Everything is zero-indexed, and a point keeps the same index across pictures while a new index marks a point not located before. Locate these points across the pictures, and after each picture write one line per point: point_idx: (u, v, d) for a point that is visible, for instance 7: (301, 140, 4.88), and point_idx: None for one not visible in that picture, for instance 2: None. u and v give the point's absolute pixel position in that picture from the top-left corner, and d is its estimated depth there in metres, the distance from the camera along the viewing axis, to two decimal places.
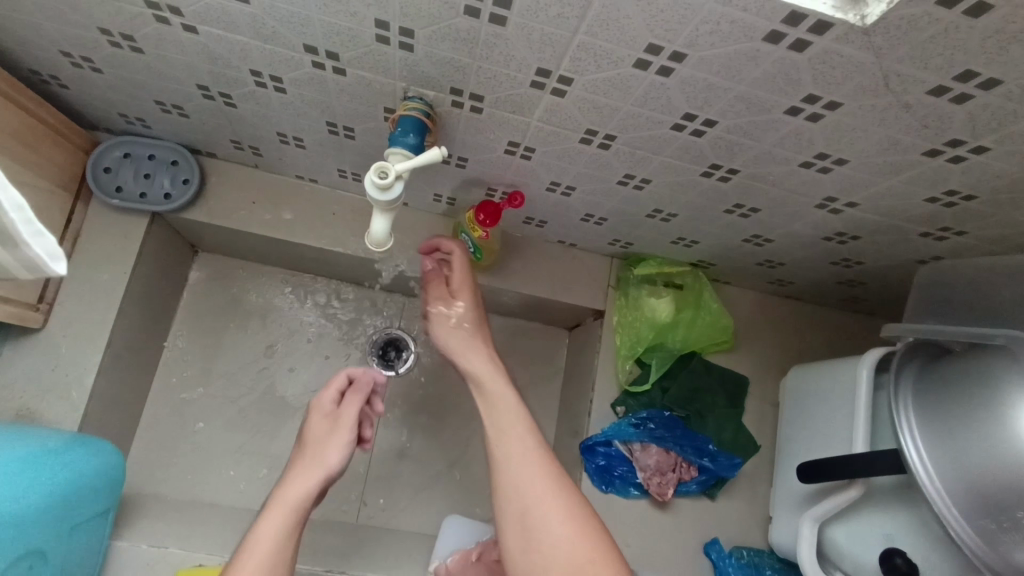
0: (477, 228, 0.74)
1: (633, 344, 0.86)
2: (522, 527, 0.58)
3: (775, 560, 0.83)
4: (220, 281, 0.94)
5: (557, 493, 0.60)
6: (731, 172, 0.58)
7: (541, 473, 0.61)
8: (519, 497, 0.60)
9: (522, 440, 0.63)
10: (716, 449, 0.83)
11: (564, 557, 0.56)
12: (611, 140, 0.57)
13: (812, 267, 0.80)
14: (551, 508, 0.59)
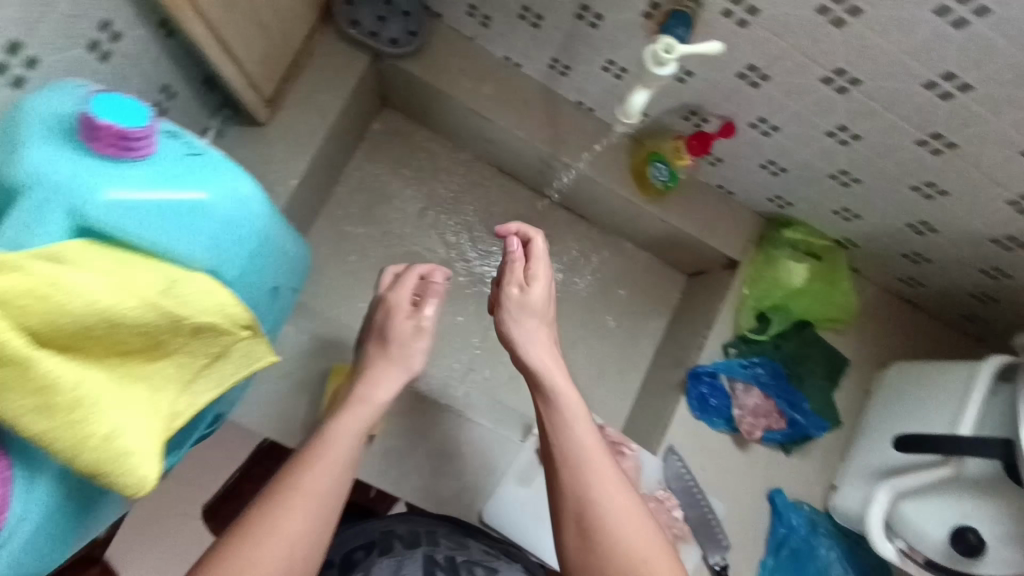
0: (685, 155, 0.82)
1: (760, 297, 0.92)
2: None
3: (830, 523, 0.91)
4: (397, 138, 1.02)
5: (617, 482, 0.56)
6: (949, 145, 0.63)
7: (604, 461, 0.56)
8: (573, 493, 0.55)
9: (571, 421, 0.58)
10: (809, 409, 0.90)
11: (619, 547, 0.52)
12: (853, 85, 0.62)
13: (955, 271, 0.84)
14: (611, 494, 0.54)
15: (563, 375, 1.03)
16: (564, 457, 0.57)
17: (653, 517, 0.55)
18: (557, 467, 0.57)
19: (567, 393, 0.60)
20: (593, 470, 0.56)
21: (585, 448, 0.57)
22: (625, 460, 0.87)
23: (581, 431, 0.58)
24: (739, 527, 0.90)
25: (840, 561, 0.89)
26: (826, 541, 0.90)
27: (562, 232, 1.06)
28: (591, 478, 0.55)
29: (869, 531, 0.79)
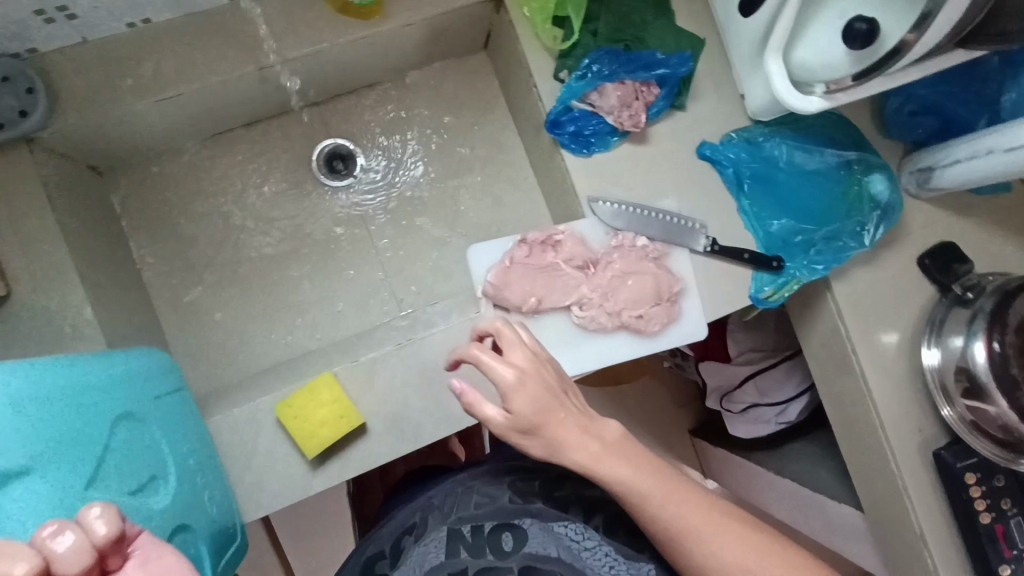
0: None
1: (544, 5, 0.82)
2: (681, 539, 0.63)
3: (761, 132, 0.88)
4: (145, 192, 0.90)
5: (688, 501, 0.65)
6: None
7: (663, 503, 0.64)
8: (628, 497, 0.64)
9: (625, 477, 0.64)
10: (663, 57, 0.84)
11: (724, 557, 0.63)
12: None
13: None
14: (702, 526, 0.64)
15: (470, 227, 0.96)
16: (637, 478, 0.64)
17: (681, 516, 0.64)
18: (659, 512, 0.64)
19: (563, 428, 0.64)
20: (712, 546, 0.63)
21: (709, 516, 0.64)
22: (565, 245, 0.82)
23: (620, 467, 0.65)
24: (698, 200, 0.88)
25: (791, 146, 0.89)
26: (771, 142, 0.88)
27: (355, 123, 0.96)
28: (749, 563, 0.63)
29: (787, 103, 0.77)
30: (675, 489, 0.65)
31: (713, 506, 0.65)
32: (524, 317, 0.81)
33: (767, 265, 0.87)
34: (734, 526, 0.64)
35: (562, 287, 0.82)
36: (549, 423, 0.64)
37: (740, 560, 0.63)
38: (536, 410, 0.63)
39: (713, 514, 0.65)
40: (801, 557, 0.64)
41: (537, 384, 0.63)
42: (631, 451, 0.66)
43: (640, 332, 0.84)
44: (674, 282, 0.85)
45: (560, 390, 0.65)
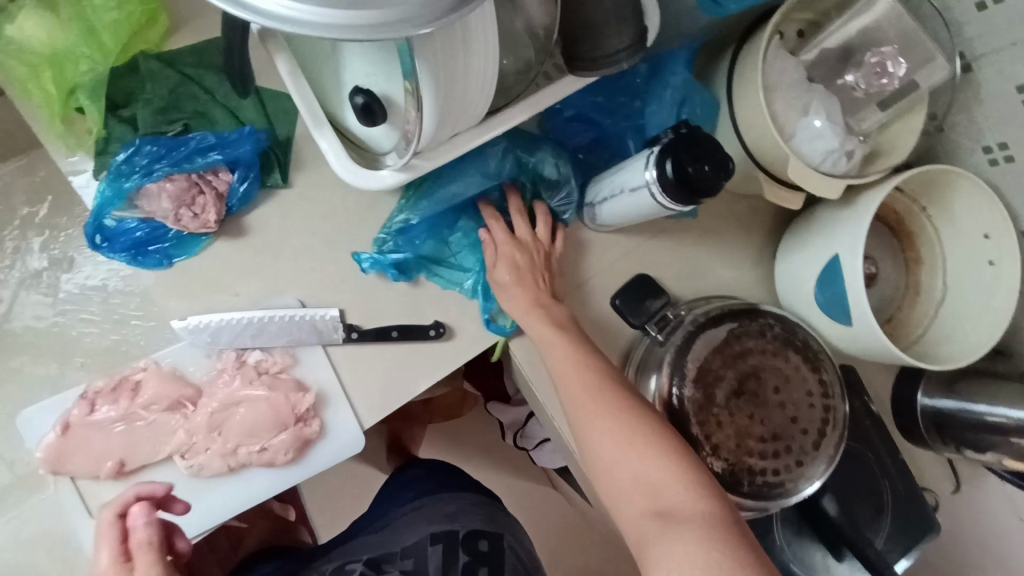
0: None
1: (49, 96, 0.65)
2: (616, 408, 0.61)
3: (406, 217, 0.74)
4: None
5: (613, 426, 0.60)
6: None
7: (587, 395, 0.63)
8: (593, 398, 0.63)
9: (563, 359, 0.66)
10: (225, 134, 0.68)
11: (615, 470, 0.59)
12: None
13: None
14: (604, 404, 0.62)
15: (88, 355, 0.77)
16: (549, 342, 0.68)
17: (619, 424, 0.60)
18: (559, 379, 0.66)
19: (514, 276, 0.71)
20: (592, 426, 0.62)
21: (589, 405, 0.63)
22: (144, 387, 0.67)
23: (564, 354, 0.66)
24: (328, 291, 0.73)
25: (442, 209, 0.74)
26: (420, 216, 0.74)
27: None
28: (609, 435, 0.60)
29: (360, 181, 0.62)
30: (580, 365, 0.65)
31: (614, 391, 0.63)
32: (110, 481, 0.66)
33: (425, 334, 0.75)
34: (606, 418, 0.61)
35: (151, 440, 0.66)
36: (501, 279, 0.71)
37: (599, 423, 0.61)
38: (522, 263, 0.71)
39: (632, 405, 0.62)
40: (669, 468, 0.57)
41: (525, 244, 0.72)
42: (564, 331, 0.68)
43: (272, 465, 0.70)
44: (302, 397, 0.70)
45: (545, 260, 0.73)
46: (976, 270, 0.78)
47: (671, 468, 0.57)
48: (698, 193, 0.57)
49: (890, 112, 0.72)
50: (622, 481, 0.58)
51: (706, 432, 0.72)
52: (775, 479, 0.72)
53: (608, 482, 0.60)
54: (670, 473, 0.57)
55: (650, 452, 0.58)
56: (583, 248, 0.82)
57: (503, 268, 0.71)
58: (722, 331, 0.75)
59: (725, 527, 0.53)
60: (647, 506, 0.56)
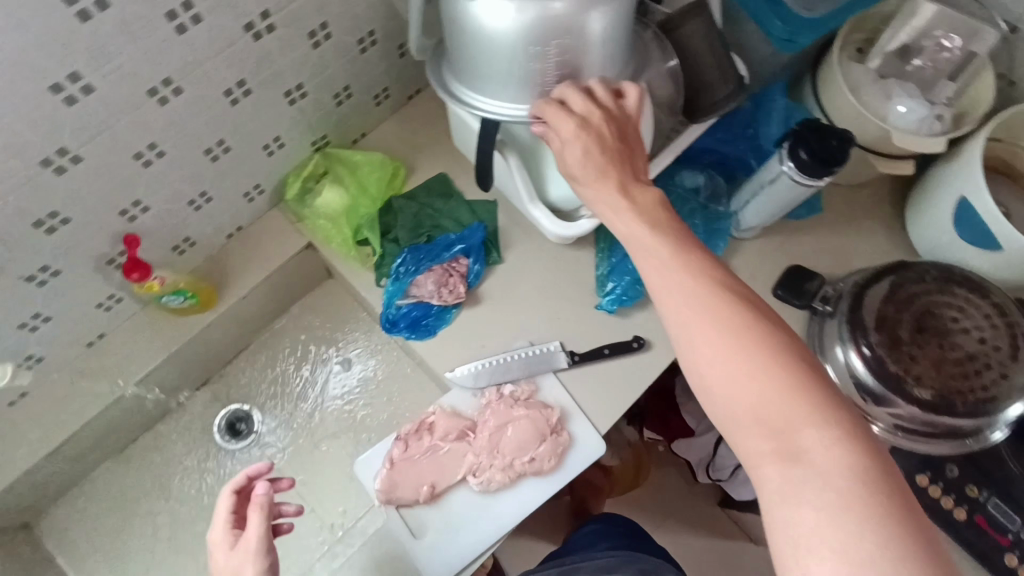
0: (148, 283, 0.81)
1: (344, 237, 0.94)
2: (746, 357, 0.52)
3: (606, 268, 0.95)
4: (67, 527, 0.95)
5: (752, 371, 0.51)
6: (241, 85, 0.75)
7: (714, 334, 0.53)
8: (705, 342, 0.54)
9: (688, 281, 0.57)
10: (458, 233, 0.94)
11: (745, 408, 0.51)
12: (155, 148, 0.73)
13: (366, 71, 0.89)
14: (729, 351, 0.53)
15: (374, 429, 1.00)
16: (660, 265, 0.59)
17: (760, 372, 0.51)
18: (671, 309, 0.57)
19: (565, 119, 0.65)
20: (720, 367, 0.53)
21: (707, 322, 0.54)
22: (438, 424, 0.87)
23: (677, 290, 0.57)
24: (550, 328, 0.93)
25: None
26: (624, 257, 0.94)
27: (241, 382, 1.03)
28: (728, 360, 0.53)
29: (565, 235, 0.85)
30: (704, 296, 0.55)
31: (741, 312, 0.54)
32: (426, 505, 0.85)
33: (631, 349, 0.92)
34: (752, 356, 0.52)
35: (451, 464, 0.86)
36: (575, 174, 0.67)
37: (715, 349, 0.53)
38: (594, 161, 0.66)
39: (759, 325, 0.53)
40: (808, 404, 0.50)
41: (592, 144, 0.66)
42: (664, 234, 0.62)
43: (542, 472, 0.86)
44: (551, 412, 0.88)
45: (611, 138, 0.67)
46: None
47: (799, 398, 0.50)
48: (834, 163, 0.75)
49: (960, 81, 0.89)
50: (742, 413, 0.51)
51: (906, 367, 0.82)
52: (987, 394, 0.80)
53: (732, 412, 0.52)
54: (807, 402, 0.50)
55: (783, 385, 0.50)
56: (739, 256, 0.98)
57: (603, 174, 0.66)
58: (885, 285, 0.87)
59: (865, 460, 0.47)
60: (775, 454, 0.49)
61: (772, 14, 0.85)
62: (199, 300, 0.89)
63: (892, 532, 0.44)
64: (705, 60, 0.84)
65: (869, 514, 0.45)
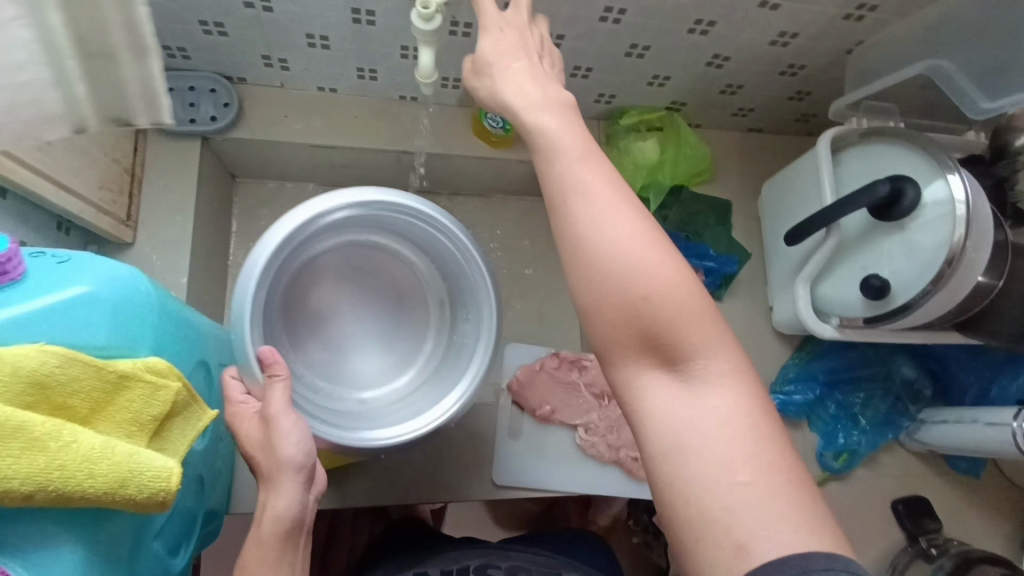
0: None
1: (630, 182, 1.01)
2: (632, 297, 0.46)
3: (791, 375, 1.00)
4: (264, 200, 1.06)
5: (679, 302, 0.46)
6: (709, 24, 0.84)
7: (681, 297, 0.46)
8: (610, 278, 0.46)
9: (630, 223, 0.47)
10: (714, 253, 1.00)
11: (641, 284, 0.45)
12: (622, 14, 0.81)
13: (764, 84, 0.98)
14: (645, 249, 0.46)
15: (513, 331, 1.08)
16: (636, 243, 0.47)
17: (647, 273, 0.46)
18: (607, 261, 0.46)
19: (596, 172, 0.50)
20: (645, 301, 0.45)
21: (667, 291, 0.46)
22: (589, 370, 0.94)
23: (627, 261, 0.46)
24: None
25: (828, 376, 1.00)
26: (813, 380, 0.99)
27: (450, 213, 1.12)
28: (643, 258, 0.46)
29: (809, 325, 0.90)
30: (663, 249, 0.47)
31: (679, 273, 0.47)
32: (533, 419, 0.91)
33: None
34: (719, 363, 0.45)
35: (576, 407, 0.92)
36: (545, 134, 0.52)
37: (648, 264, 0.46)
38: (576, 148, 0.51)
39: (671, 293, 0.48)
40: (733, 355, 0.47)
41: (572, 132, 0.52)
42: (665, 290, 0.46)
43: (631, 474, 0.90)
44: None
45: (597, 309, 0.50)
46: None
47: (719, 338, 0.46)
48: None
49: None
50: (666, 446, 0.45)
51: None
52: None
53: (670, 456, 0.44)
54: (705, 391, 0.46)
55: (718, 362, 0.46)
56: (890, 453, 1.03)
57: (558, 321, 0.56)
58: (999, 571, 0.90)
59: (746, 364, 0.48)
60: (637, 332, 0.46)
61: None
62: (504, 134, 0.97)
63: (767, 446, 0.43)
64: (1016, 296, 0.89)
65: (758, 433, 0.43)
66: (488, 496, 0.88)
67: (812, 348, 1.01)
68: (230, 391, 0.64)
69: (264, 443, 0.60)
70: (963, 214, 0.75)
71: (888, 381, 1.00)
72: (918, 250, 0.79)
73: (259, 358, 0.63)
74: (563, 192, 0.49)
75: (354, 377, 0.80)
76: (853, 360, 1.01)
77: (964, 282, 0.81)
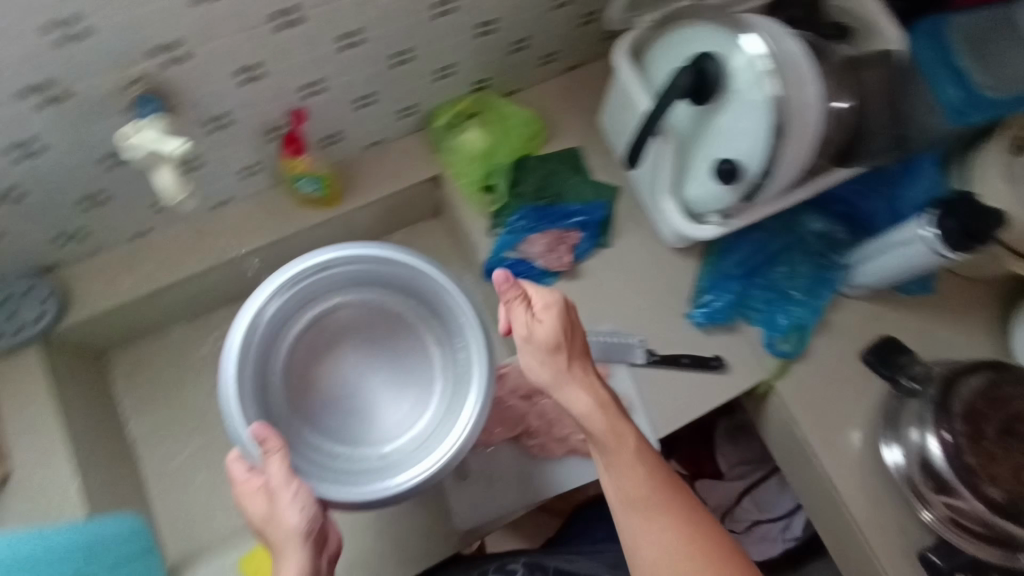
0: (297, 162, 0.88)
1: (473, 177, 0.97)
2: (608, 449, 0.66)
3: (707, 283, 0.96)
4: (144, 361, 1.03)
5: (677, 525, 0.62)
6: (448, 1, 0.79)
7: (664, 508, 0.63)
8: (614, 483, 0.65)
9: (632, 480, 0.64)
10: (581, 206, 0.97)
11: (656, 554, 0.62)
12: (357, 33, 0.77)
13: (548, 25, 0.93)
14: (665, 529, 0.62)
15: None
16: (617, 430, 0.66)
17: (675, 525, 0.62)
18: (602, 450, 0.66)
19: (550, 325, 0.67)
20: (627, 486, 0.64)
21: (642, 484, 0.64)
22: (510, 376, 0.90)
23: (574, 406, 0.67)
24: (633, 322, 0.95)
25: (739, 269, 0.97)
26: (726, 279, 0.97)
27: None
28: (640, 526, 0.63)
29: (690, 233, 0.86)
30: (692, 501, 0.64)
31: (670, 505, 0.63)
32: (476, 450, 0.88)
33: (708, 365, 0.93)
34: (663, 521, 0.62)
35: (511, 419, 0.89)
36: (533, 329, 0.67)
37: (661, 533, 0.62)
38: (562, 333, 0.67)
39: (682, 496, 0.64)
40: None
41: (535, 348, 0.68)
42: (606, 411, 0.67)
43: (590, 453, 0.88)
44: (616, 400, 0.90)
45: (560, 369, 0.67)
46: None
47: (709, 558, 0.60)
48: (979, 240, 0.75)
49: None
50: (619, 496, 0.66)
51: (983, 464, 0.81)
52: None
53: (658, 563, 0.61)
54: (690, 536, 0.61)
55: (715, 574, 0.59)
56: (840, 309, 0.98)
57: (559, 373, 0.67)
58: (982, 377, 0.85)
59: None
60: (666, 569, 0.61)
61: (950, 79, 0.84)
62: (327, 194, 0.94)
63: None
64: (873, 112, 0.86)
65: None
66: (459, 545, 0.89)
67: (715, 249, 0.99)
68: (235, 474, 0.66)
69: (270, 515, 0.64)
70: (768, 66, 0.72)
71: (801, 244, 0.97)
72: (746, 116, 0.75)
73: (255, 437, 0.67)
74: (596, 438, 0.66)
75: (381, 431, 0.83)
76: (757, 242, 0.98)
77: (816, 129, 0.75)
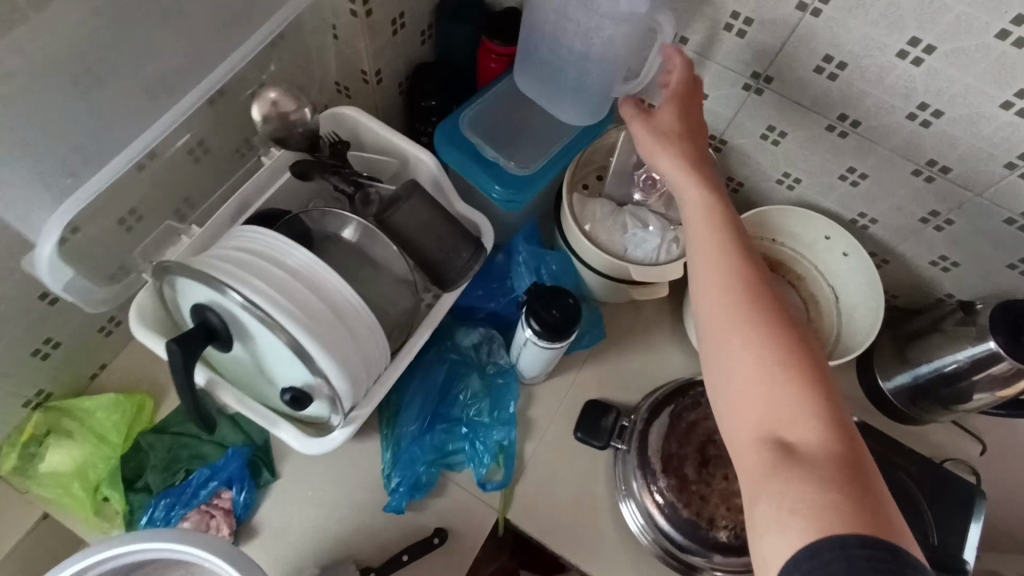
0: None
1: (82, 500, 0.82)
2: (731, 334, 0.58)
3: (391, 461, 0.87)
4: None
5: (760, 364, 0.56)
6: None
7: (754, 359, 0.56)
8: (721, 365, 0.59)
9: (732, 313, 0.59)
10: (218, 462, 0.83)
11: (752, 394, 0.56)
12: None
13: (70, 312, 0.82)
14: (749, 379, 0.56)
15: None
16: (717, 319, 0.60)
17: (780, 387, 0.55)
18: (717, 346, 0.59)
19: (688, 183, 0.67)
20: (738, 362, 0.57)
21: (753, 347, 0.57)
22: None
23: (723, 354, 0.59)
24: (334, 549, 0.83)
25: (417, 426, 0.88)
26: (409, 442, 0.87)
27: None
28: (752, 396, 0.56)
29: (324, 447, 0.75)
30: (769, 338, 0.56)
31: (786, 355, 0.56)
32: None
33: (431, 546, 0.83)
34: (755, 366, 0.56)
35: None
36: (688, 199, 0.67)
37: (752, 377, 0.56)
38: (691, 153, 0.69)
39: (789, 326, 0.58)
40: (830, 492, 0.48)
41: (705, 196, 0.66)
42: (681, 140, 0.69)
43: None
44: None
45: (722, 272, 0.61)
46: (821, 246, 0.95)
47: (836, 492, 0.49)
48: (566, 328, 0.74)
49: None
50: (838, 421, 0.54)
51: (697, 509, 0.79)
52: None
53: (711, 322, 0.60)
54: (757, 265, 0.62)
55: (804, 396, 0.54)
56: (538, 401, 0.95)
57: (673, 145, 0.69)
58: (665, 415, 0.87)
59: (845, 514, 0.47)
60: (754, 429, 0.55)
61: (490, 178, 0.83)
62: None
63: (845, 509, 0.47)
64: (425, 242, 0.82)
65: (831, 513, 0.47)
66: None
67: (388, 415, 0.90)
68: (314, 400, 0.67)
69: None
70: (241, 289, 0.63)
71: (464, 365, 0.92)
72: (266, 338, 0.66)
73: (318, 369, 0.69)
74: (711, 333, 0.60)
75: None
76: (421, 387, 0.90)
77: (353, 313, 0.71)
